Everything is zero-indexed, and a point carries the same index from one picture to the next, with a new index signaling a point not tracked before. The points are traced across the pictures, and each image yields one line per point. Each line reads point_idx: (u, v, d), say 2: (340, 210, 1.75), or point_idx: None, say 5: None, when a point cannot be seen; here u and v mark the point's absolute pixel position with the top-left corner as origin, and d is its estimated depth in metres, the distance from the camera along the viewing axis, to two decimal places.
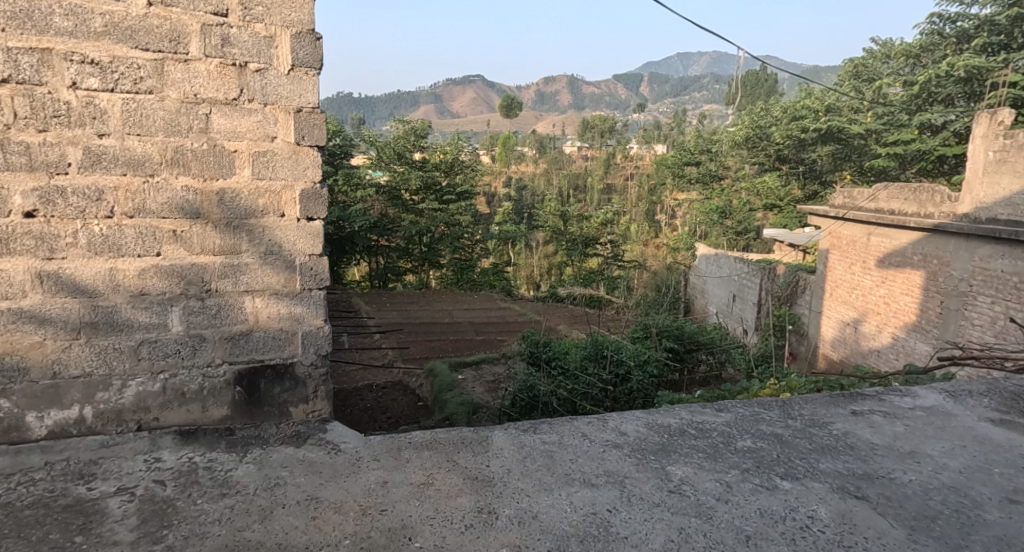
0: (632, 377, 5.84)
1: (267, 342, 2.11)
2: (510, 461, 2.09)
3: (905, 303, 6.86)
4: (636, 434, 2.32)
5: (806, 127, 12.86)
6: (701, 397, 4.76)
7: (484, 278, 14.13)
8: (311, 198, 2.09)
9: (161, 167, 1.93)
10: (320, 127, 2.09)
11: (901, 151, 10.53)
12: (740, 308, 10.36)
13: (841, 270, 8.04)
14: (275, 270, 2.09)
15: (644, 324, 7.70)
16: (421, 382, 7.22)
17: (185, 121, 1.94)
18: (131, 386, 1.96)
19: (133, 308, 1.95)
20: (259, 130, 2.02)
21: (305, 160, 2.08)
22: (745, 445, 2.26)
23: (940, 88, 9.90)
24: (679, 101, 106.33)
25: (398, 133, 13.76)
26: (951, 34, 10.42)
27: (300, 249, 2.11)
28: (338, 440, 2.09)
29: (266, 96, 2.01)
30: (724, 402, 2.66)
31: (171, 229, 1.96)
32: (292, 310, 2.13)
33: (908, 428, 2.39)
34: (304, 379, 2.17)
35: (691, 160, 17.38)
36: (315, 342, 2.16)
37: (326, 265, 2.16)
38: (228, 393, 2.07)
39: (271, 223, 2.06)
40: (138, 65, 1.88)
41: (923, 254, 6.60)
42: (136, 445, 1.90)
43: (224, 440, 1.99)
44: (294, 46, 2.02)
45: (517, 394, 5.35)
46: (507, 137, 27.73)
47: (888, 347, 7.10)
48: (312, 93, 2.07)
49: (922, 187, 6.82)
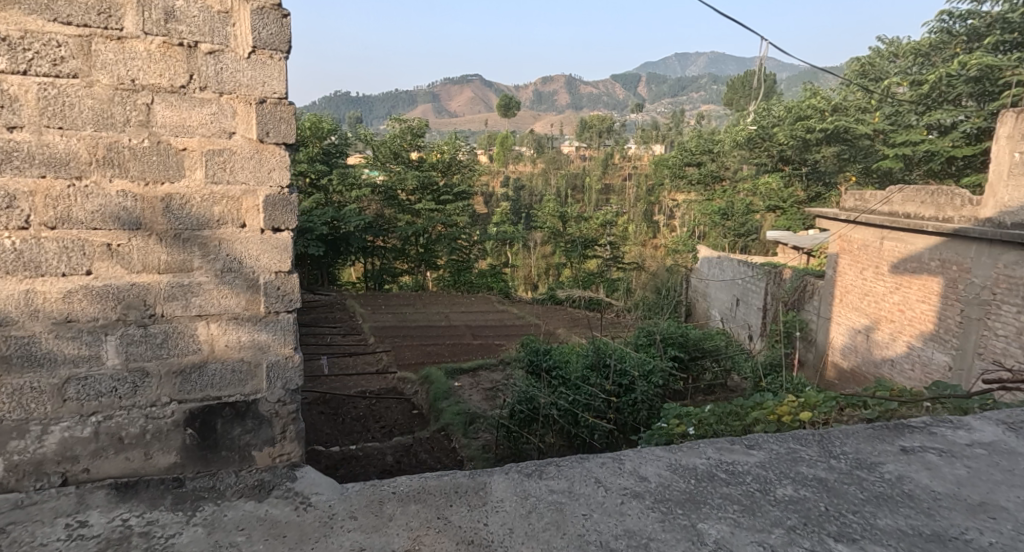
0: (637, 388, 5.45)
1: (225, 376, 1.79)
2: (512, 516, 1.77)
3: (921, 311, 6.55)
4: (658, 480, 2.00)
5: (811, 126, 12.48)
6: (712, 410, 4.40)
7: (481, 280, 13.71)
8: (278, 206, 1.77)
9: (90, 168, 1.60)
10: (287, 122, 1.77)
11: (910, 152, 10.15)
12: (745, 313, 10.05)
13: (851, 275, 7.70)
14: (234, 290, 1.76)
15: (646, 331, 7.29)
16: (416, 388, 6.99)
17: (120, 113, 1.61)
18: (53, 432, 1.63)
19: (56, 338, 1.62)
20: (213, 124, 1.69)
21: (270, 160, 1.76)
22: (786, 495, 1.94)
23: (951, 87, 9.55)
24: (675, 101, 106.05)
25: (395, 132, 13.52)
26: (961, 32, 10.11)
27: (263, 266, 1.79)
28: (309, 491, 1.76)
29: (221, 83, 1.68)
30: (754, 436, 2.35)
31: (105, 243, 1.63)
32: (255, 338, 1.81)
33: (971, 472, 2.08)
34: (270, 417, 1.84)
35: (692, 161, 16.98)
36: (283, 374, 1.84)
37: (296, 284, 1.84)
38: (178, 437, 1.74)
39: (229, 235, 1.74)
40: (57, 43, 1.55)
41: (941, 260, 6.28)
42: (59, 505, 1.57)
43: (169, 495, 1.66)
44: (256, 24, 1.69)
45: (517, 404, 5.11)
46: (504, 137, 27.40)
47: (903, 357, 6.78)
48: (278, 81, 1.74)
49: (940, 189, 6.50)
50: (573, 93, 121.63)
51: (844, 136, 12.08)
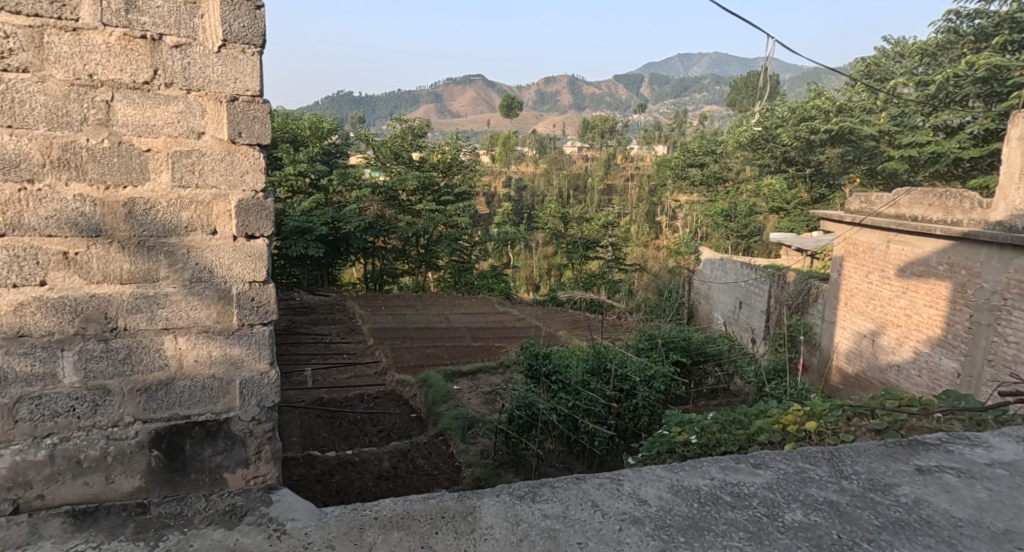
0: (638, 393, 5.28)
1: (194, 394, 1.67)
2: (502, 546, 1.65)
3: (929, 315, 6.41)
4: (659, 503, 1.87)
5: (816, 127, 12.29)
6: (714, 418, 4.28)
7: (482, 281, 13.57)
8: (251, 211, 1.66)
9: (44, 170, 1.48)
10: (261, 121, 1.65)
11: (915, 154, 10.01)
12: (748, 315, 9.90)
13: (856, 279, 7.56)
14: (204, 301, 1.65)
15: (648, 334, 7.17)
16: (415, 391, 6.87)
17: (76, 110, 1.49)
18: (5, 456, 1.52)
19: (7, 354, 1.51)
20: (180, 123, 1.58)
21: (243, 162, 1.64)
22: (795, 521, 1.82)
23: (958, 88, 9.37)
24: (678, 101, 105.71)
25: (395, 133, 13.39)
26: (968, 32, 9.90)
27: (236, 275, 1.68)
28: (284, 516, 1.64)
29: (188, 79, 1.57)
30: (759, 454, 2.22)
31: (62, 251, 1.52)
32: (227, 352, 1.70)
33: (994, 496, 1.95)
34: (243, 437, 1.73)
35: (694, 161, 16.81)
36: (258, 391, 1.73)
37: (272, 295, 1.73)
38: (143, 459, 1.63)
39: (200, 243, 1.63)
40: (6, 34, 1.43)
41: (950, 264, 6.13)
42: (9, 534, 1.45)
43: (131, 523, 1.54)
44: (226, 16, 1.57)
45: (516, 410, 5.00)
46: (506, 138, 27.25)
47: (910, 363, 6.64)
48: (251, 77, 1.62)
49: (949, 192, 6.34)
50: (575, 93, 121.34)
51: (849, 137, 11.89)
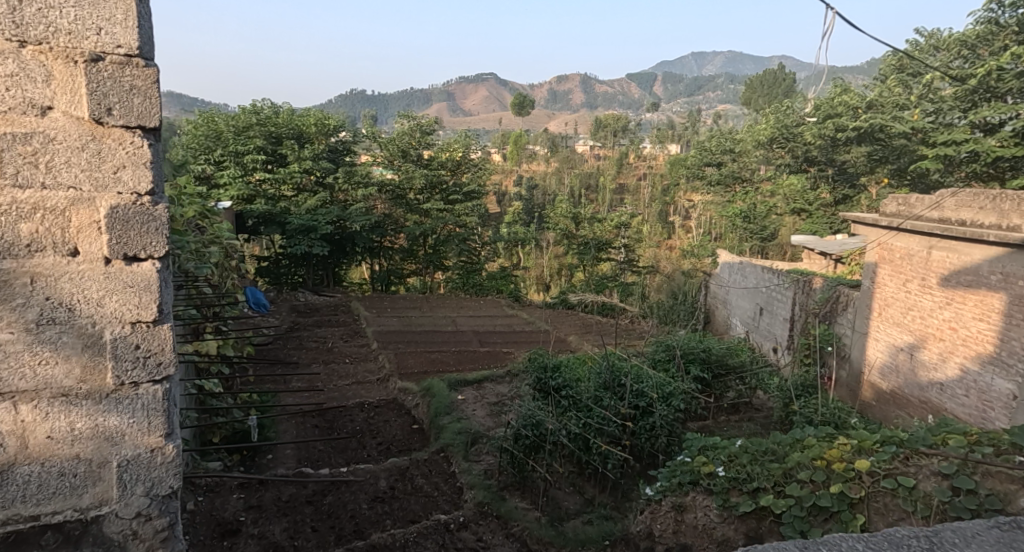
0: (655, 412, 4.68)
1: (56, 483, 1.56)
2: None
3: (977, 330, 5.81)
4: None
5: (843, 125, 11.49)
6: (739, 444, 3.73)
7: (491, 282, 13.05)
8: (131, 218, 1.54)
9: None
10: (137, 94, 1.53)
11: (952, 152, 9.20)
12: (770, 323, 9.27)
13: (892, 287, 6.96)
14: (63, 353, 1.53)
15: (665, 344, 6.67)
16: (416, 401, 6.35)
17: None
18: None
19: None
20: (13, 91, 1.47)
21: (112, 150, 1.52)
22: None
23: (1000, 82, 8.62)
24: (690, 100, 104.39)
25: (402, 130, 12.61)
26: (1011, 22, 9.16)
27: (113, 315, 1.55)
28: None
29: (21, 31, 1.45)
30: (834, 540, 1.69)
31: None
32: (101, 424, 1.57)
33: None
34: (122, 538, 1.61)
35: (711, 161, 16.06)
36: (138, 475, 1.61)
37: (165, 336, 1.60)
38: None
39: (52, 266, 1.50)
40: None
41: (1005, 273, 5.53)
42: None
43: None
44: None
45: (521, 429, 4.49)
46: (518, 136, 26.55)
47: (955, 382, 6.04)
48: (114, 22, 1.50)
49: (1004, 194, 5.75)
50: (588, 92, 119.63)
51: (877, 135, 11.09)
